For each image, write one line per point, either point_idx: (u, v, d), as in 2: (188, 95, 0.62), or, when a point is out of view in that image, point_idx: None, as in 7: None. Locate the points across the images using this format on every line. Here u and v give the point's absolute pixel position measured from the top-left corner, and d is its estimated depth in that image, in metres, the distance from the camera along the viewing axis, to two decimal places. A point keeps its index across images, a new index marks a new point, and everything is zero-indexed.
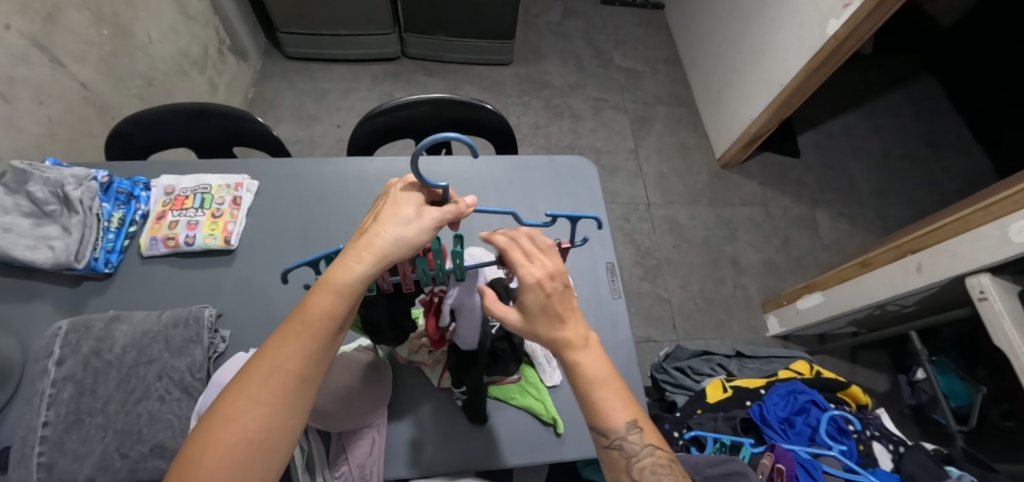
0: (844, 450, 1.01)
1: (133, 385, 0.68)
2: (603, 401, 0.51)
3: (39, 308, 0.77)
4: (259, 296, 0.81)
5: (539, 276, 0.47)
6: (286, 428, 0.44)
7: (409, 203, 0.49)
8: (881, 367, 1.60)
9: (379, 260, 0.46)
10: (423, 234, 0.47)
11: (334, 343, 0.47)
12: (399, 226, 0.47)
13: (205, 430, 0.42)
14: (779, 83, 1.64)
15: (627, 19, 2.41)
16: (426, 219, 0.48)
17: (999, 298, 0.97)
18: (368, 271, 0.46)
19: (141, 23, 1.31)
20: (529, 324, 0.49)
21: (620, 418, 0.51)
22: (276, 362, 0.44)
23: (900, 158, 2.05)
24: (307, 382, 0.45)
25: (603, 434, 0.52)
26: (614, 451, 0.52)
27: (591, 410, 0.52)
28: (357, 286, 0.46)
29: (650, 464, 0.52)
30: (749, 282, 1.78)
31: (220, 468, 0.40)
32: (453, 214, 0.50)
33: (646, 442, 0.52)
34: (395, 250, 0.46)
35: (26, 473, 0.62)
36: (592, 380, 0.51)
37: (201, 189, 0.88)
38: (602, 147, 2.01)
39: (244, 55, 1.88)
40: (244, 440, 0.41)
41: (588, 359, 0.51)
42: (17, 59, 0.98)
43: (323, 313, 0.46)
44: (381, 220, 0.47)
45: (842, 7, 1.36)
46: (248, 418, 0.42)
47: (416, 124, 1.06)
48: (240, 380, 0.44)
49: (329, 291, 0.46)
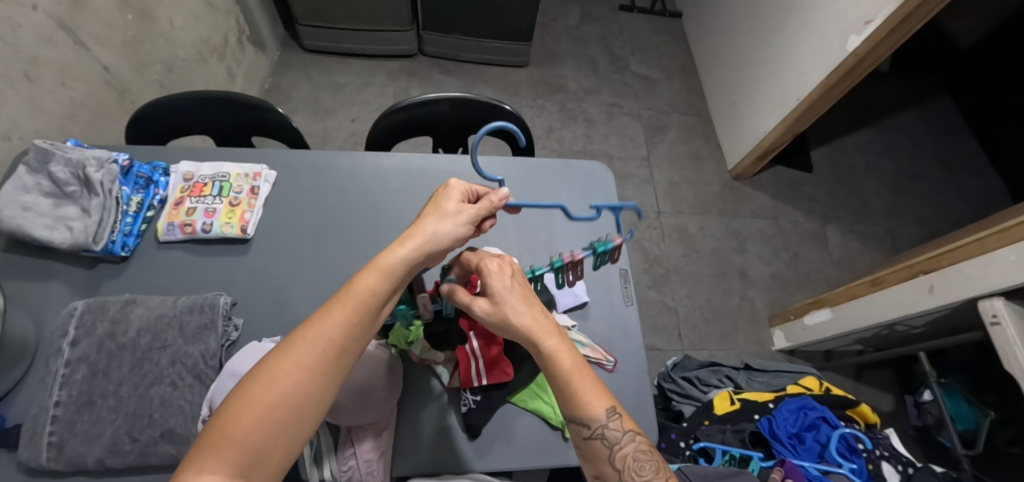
0: (855, 468, 1.00)
1: (146, 369, 0.68)
2: (579, 388, 0.53)
3: (54, 287, 0.78)
4: (274, 286, 0.81)
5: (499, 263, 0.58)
6: (323, 397, 0.45)
7: (452, 199, 0.57)
8: (887, 387, 1.58)
9: (422, 248, 0.53)
10: (460, 227, 0.55)
11: (373, 321, 0.50)
12: (444, 220, 0.54)
13: (245, 391, 0.42)
14: (797, 97, 1.64)
15: (644, 26, 2.42)
16: (464, 214, 0.56)
17: (1012, 323, 0.96)
18: (413, 255, 0.52)
19: (164, 9, 1.31)
20: (495, 310, 0.54)
21: (597, 403, 0.53)
22: (319, 331, 0.46)
23: (914, 178, 2.04)
24: (345, 354, 0.47)
25: (584, 425, 0.53)
26: (597, 441, 0.53)
27: (570, 398, 0.53)
28: (399, 267, 0.51)
29: (632, 451, 0.53)
30: (756, 295, 1.77)
31: (258, 428, 0.41)
32: (486, 210, 0.58)
33: (627, 428, 0.53)
34: (436, 240, 0.53)
35: (36, 452, 0.62)
36: (564, 368, 0.53)
37: (220, 177, 0.88)
38: (614, 153, 2.00)
39: (262, 45, 1.89)
40: (282, 403, 0.42)
41: (559, 344, 0.54)
42: (43, 40, 0.98)
43: (367, 289, 0.49)
44: (427, 214, 0.55)
45: (864, 24, 1.36)
46: (289, 381, 0.43)
47: (436, 121, 1.07)
48: (284, 346, 0.45)
49: (374, 270, 0.50)
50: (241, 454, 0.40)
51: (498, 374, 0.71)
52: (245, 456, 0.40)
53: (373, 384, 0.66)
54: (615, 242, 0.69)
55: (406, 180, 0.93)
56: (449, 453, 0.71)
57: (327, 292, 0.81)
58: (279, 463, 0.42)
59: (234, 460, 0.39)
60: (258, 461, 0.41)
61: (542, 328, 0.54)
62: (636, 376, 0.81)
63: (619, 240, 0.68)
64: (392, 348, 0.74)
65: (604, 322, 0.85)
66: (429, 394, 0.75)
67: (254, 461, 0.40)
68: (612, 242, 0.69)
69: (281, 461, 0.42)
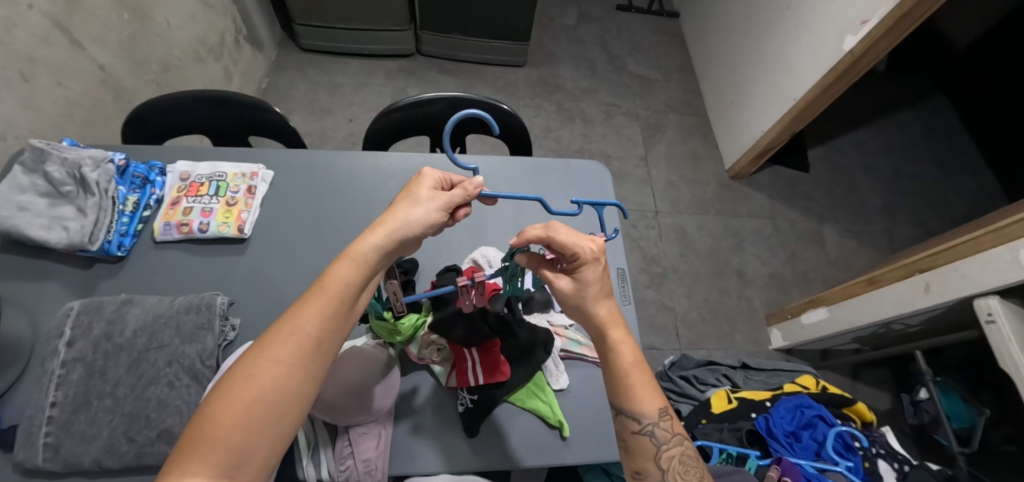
0: (851, 466, 1.01)
1: (143, 370, 0.68)
2: (637, 384, 0.55)
3: (49, 288, 0.78)
4: (271, 286, 0.81)
5: (595, 249, 0.54)
6: (303, 390, 0.45)
7: (425, 186, 0.55)
8: (884, 385, 1.59)
9: (392, 234, 0.52)
10: (433, 213, 0.53)
11: (350, 312, 0.50)
12: (414, 206, 0.53)
13: (223, 390, 0.42)
14: (794, 97, 1.64)
15: (641, 26, 2.42)
16: (437, 200, 0.54)
17: (1007, 322, 0.96)
18: (384, 243, 0.51)
19: (160, 8, 1.31)
20: (575, 294, 0.55)
21: (650, 402, 0.55)
22: (295, 325, 0.46)
23: (910, 178, 2.04)
24: (323, 346, 0.47)
25: (635, 418, 0.55)
26: (644, 437, 0.55)
27: (624, 393, 0.55)
28: (372, 256, 0.51)
29: (677, 454, 0.55)
30: (754, 294, 1.78)
31: (237, 427, 0.41)
32: (460, 198, 0.56)
33: (675, 431, 0.55)
34: (407, 228, 0.52)
35: (31, 453, 0.62)
36: (623, 364, 0.55)
37: (217, 177, 0.88)
38: (612, 153, 2.00)
39: (259, 44, 1.89)
40: (261, 399, 0.42)
41: (626, 339, 0.55)
42: (39, 40, 0.98)
43: (340, 280, 0.49)
44: (399, 203, 0.54)
45: (860, 24, 1.36)
46: (267, 376, 0.43)
47: (433, 121, 1.07)
48: (260, 343, 0.45)
49: (347, 261, 0.50)
50: (221, 455, 0.40)
51: (494, 374, 0.72)
52: (228, 455, 0.40)
53: (371, 383, 0.66)
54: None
55: (404, 180, 0.93)
56: (446, 453, 0.71)
57: None
58: (264, 460, 0.42)
59: (217, 460, 0.39)
60: (242, 459, 0.41)
61: (613, 320, 0.55)
62: None
63: (603, 237, 0.63)
64: (390, 349, 0.74)
65: None
66: (427, 393, 0.75)
67: (238, 460, 0.40)
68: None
69: (266, 457, 0.43)
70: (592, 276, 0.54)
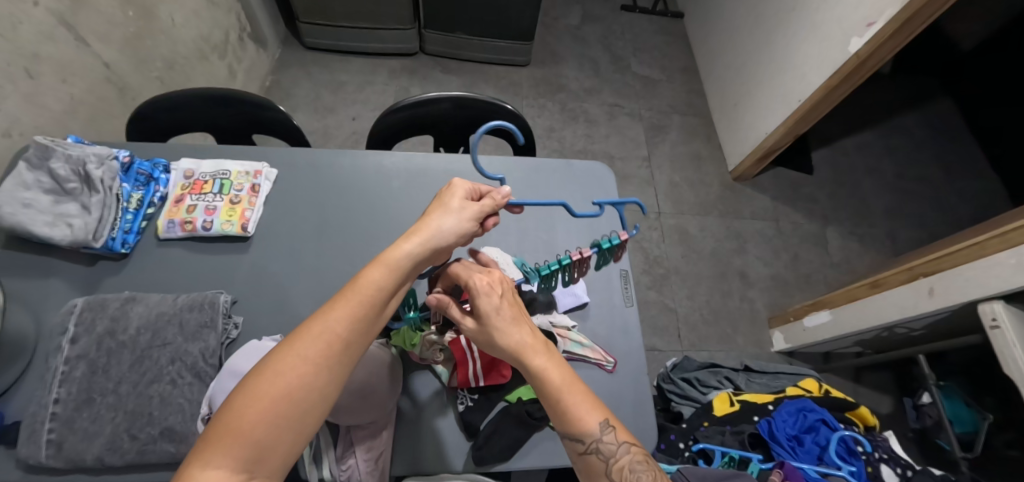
0: (854, 471, 1.00)
1: (146, 367, 0.68)
2: (572, 408, 0.50)
3: (53, 285, 0.78)
4: (273, 284, 0.81)
5: (491, 280, 0.53)
6: (327, 391, 0.45)
7: (456, 196, 0.57)
8: (886, 389, 1.59)
9: (427, 242, 0.53)
10: (466, 222, 0.56)
11: (378, 316, 0.50)
12: (448, 216, 0.55)
13: (252, 385, 0.42)
14: (798, 98, 1.63)
15: (645, 27, 2.42)
16: (468, 210, 0.56)
17: (1011, 327, 0.96)
18: (418, 250, 0.52)
19: (165, 6, 1.31)
20: (483, 330, 0.51)
21: (592, 417, 0.51)
22: (324, 325, 0.46)
23: (914, 180, 2.04)
24: (350, 348, 0.47)
25: (577, 441, 0.50)
26: (591, 456, 0.50)
27: (560, 414, 0.51)
28: (406, 262, 0.51)
29: (628, 462, 0.50)
30: (756, 296, 1.77)
31: (262, 422, 0.41)
32: (489, 208, 0.59)
33: (621, 440, 0.51)
34: (440, 235, 0.54)
35: (34, 450, 0.62)
36: (554, 384, 0.50)
37: (220, 175, 0.88)
38: (615, 153, 2.00)
39: (263, 43, 1.89)
40: (286, 397, 0.42)
41: (551, 363, 0.51)
42: (43, 37, 0.98)
43: (372, 284, 0.49)
44: (434, 212, 0.55)
45: (866, 26, 1.36)
46: (294, 374, 0.43)
47: (437, 121, 1.06)
48: (289, 341, 0.45)
49: (381, 265, 0.50)
50: (243, 449, 0.39)
51: (495, 377, 0.73)
52: (249, 450, 0.40)
53: (373, 384, 0.66)
54: (619, 238, 0.68)
55: (407, 179, 0.92)
56: (447, 453, 0.71)
57: (327, 292, 0.81)
58: (282, 458, 0.42)
59: (237, 454, 0.39)
60: (262, 454, 0.40)
61: (531, 346, 0.51)
62: (637, 377, 0.80)
63: (624, 236, 0.68)
64: (393, 349, 0.74)
65: (604, 323, 0.85)
66: (429, 394, 0.75)
67: (258, 456, 0.40)
68: (617, 238, 0.68)
69: (286, 456, 0.42)
70: (493, 305, 0.51)
